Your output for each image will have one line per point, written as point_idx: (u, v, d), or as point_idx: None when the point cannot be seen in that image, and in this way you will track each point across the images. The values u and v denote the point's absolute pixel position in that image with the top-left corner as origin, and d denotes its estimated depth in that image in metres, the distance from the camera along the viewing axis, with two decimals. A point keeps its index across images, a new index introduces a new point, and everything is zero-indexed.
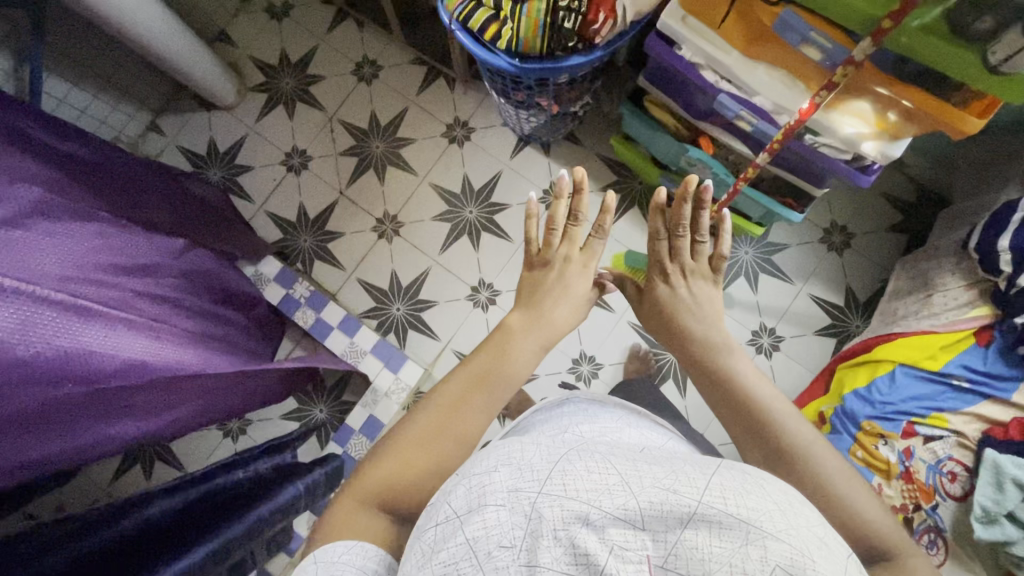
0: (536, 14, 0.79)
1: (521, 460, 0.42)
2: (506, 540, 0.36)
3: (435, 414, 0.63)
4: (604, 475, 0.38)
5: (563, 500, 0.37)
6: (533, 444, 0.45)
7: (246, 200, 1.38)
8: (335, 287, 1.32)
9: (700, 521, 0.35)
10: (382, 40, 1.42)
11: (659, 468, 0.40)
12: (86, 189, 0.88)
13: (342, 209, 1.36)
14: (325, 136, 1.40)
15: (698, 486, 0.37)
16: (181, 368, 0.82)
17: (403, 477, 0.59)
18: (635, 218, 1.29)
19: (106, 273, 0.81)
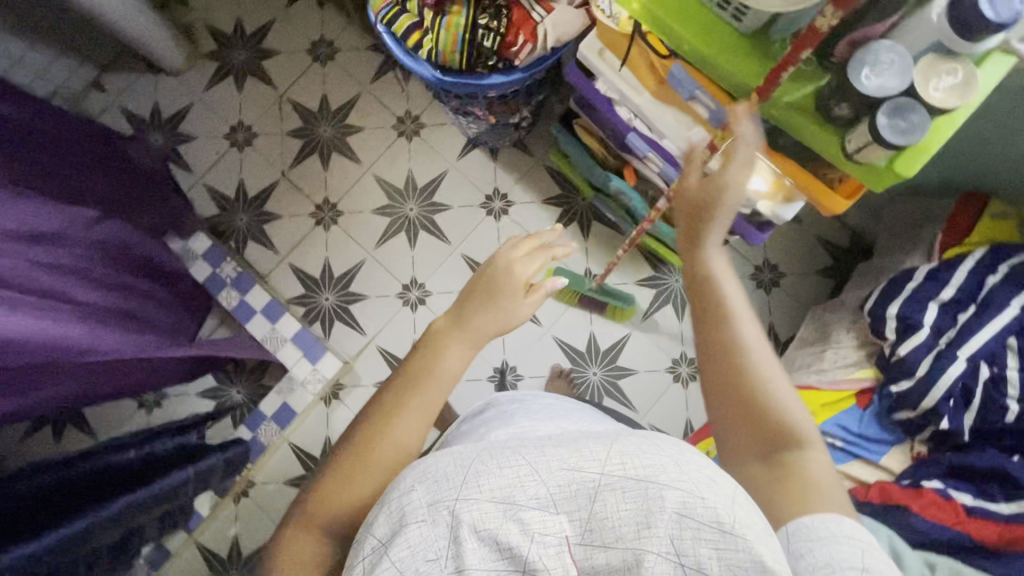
0: (457, 29, 0.77)
1: (435, 470, 0.42)
2: (431, 554, 0.37)
3: (370, 425, 0.56)
4: (514, 469, 0.41)
5: (484, 505, 0.39)
6: (447, 450, 0.46)
7: (186, 170, 1.35)
8: (267, 269, 1.31)
9: (609, 491, 0.39)
10: (342, 22, 1.38)
11: (567, 449, 0.42)
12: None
13: (283, 191, 1.34)
14: (273, 115, 1.36)
15: (603, 461, 0.40)
16: (55, 344, 0.79)
17: (345, 499, 0.52)
18: (572, 233, 1.29)
19: None
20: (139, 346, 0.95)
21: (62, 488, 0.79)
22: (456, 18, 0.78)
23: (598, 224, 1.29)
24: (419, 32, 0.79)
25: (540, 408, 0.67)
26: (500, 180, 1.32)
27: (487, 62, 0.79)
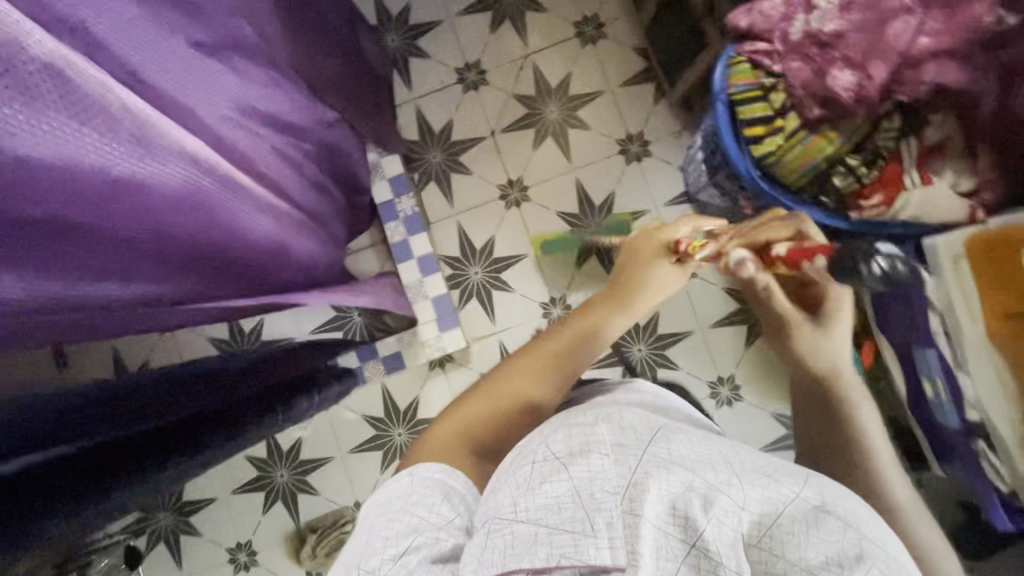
0: (816, 153, 0.72)
1: (623, 423, 0.47)
2: (608, 487, 0.41)
3: (527, 371, 0.65)
4: (708, 453, 0.43)
5: (675, 462, 0.41)
6: (629, 414, 0.50)
7: (406, 84, 1.30)
8: (435, 218, 1.29)
9: (799, 507, 0.39)
10: (621, 10, 1.27)
11: (759, 460, 0.43)
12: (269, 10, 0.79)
13: (484, 150, 1.29)
14: (511, 71, 1.29)
15: (801, 487, 0.40)
16: (273, 257, 0.75)
17: (473, 424, 0.60)
18: (738, 333, 1.24)
19: (256, 121, 0.76)
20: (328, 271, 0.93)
21: (162, 428, 0.63)
22: (823, 144, 0.71)
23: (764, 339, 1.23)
24: (756, 108, 0.74)
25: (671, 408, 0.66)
26: None
27: (802, 175, 0.74)
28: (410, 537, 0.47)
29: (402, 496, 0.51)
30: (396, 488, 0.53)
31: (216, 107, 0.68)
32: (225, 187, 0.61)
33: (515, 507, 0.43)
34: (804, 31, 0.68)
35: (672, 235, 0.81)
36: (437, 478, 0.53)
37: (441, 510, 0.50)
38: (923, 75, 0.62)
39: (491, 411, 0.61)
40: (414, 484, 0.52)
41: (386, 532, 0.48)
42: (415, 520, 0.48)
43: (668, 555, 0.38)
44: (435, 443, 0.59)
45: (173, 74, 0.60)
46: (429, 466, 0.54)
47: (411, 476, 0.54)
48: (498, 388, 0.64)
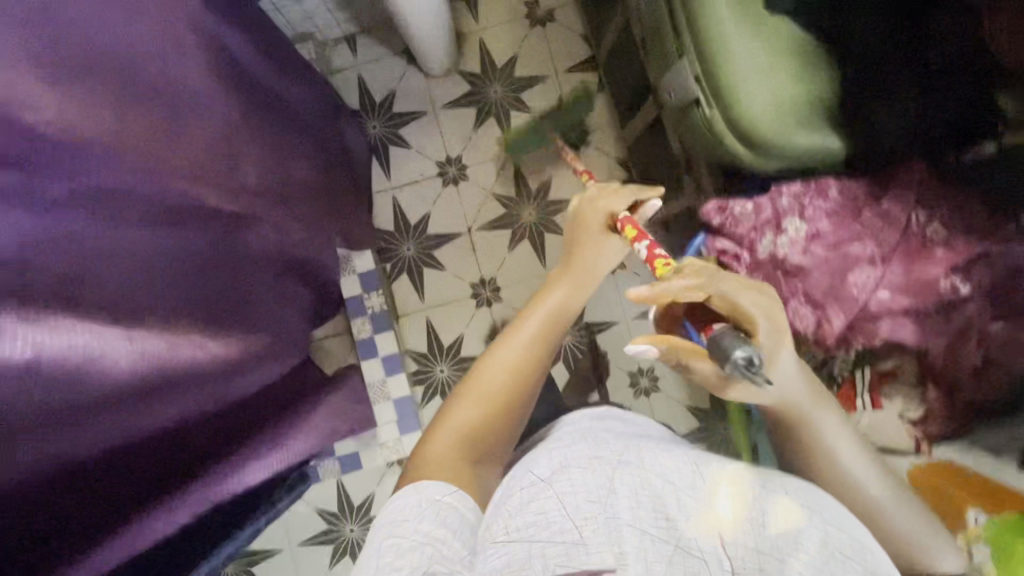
0: None
1: (599, 441, 0.54)
2: (590, 497, 0.46)
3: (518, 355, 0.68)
4: (681, 471, 0.49)
5: (649, 488, 0.47)
6: (603, 432, 0.57)
7: (384, 174, 1.28)
8: (404, 311, 1.27)
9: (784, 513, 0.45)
10: (608, 115, 1.25)
11: (739, 477, 0.49)
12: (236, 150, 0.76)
13: (459, 246, 1.27)
14: (491, 168, 1.27)
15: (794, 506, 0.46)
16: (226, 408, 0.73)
17: (464, 427, 0.62)
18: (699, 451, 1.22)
19: (210, 272, 0.73)
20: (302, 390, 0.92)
21: None
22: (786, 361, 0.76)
23: None
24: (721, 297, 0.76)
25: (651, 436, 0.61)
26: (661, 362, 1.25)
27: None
28: (427, 569, 0.46)
29: (412, 520, 0.51)
30: (404, 510, 0.52)
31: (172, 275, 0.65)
32: (141, 384, 0.56)
33: (518, 526, 0.46)
34: (772, 252, 0.72)
35: (611, 211, 0.83)
36: (445, 501, 0.53)
37: (452, 542, 0.49)
38: (878, 328, 0.66)
39: (482, 417, 0.63)
40: (424, 506, 0.52)
41: (397, 562, 0.47)
42: (427, 547, 0.48)
43: (659, 555, 0.43)
44: (429, 461, 0.58)
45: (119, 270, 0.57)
46: (435, 484, 0.54)
47: (416, 493, 0.54)
48: (480, 385, 0.66)
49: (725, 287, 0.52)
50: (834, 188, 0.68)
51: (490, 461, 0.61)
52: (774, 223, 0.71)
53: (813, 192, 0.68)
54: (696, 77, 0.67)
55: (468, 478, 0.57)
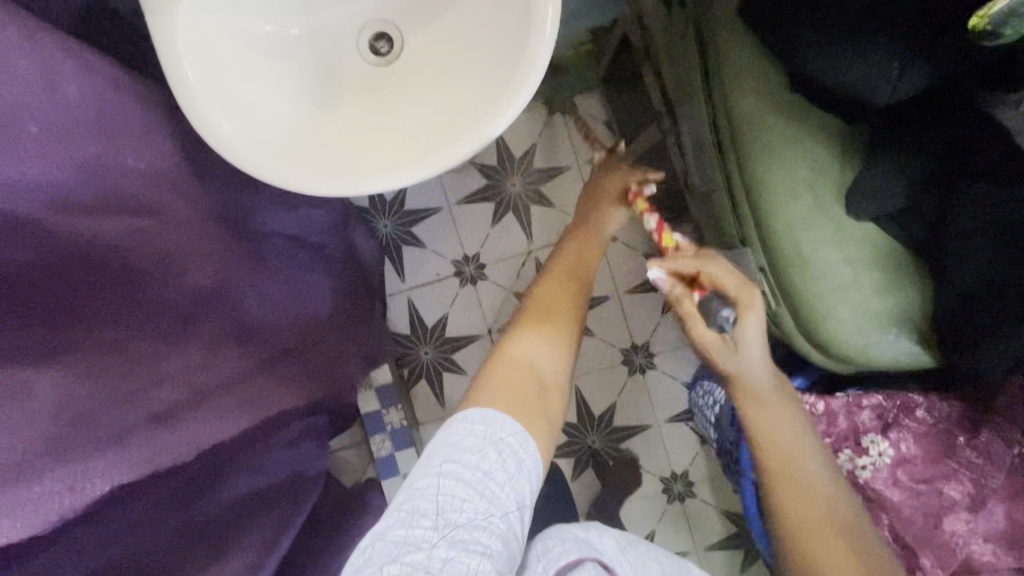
0: None
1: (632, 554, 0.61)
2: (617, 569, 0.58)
3: (561, 298, 0.71)
4: (654, 561, 0.62)
5: (640, 564, 0.60)
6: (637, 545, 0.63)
7: (399, 274, 1.21)
8: (424, 417, 1.21)
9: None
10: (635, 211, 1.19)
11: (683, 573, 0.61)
12: (234, 338, 0.72)
13: (480, 348, 1.21)
14: (512, 266, 1.21)
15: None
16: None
17: (525, 362, 0.64)
18: (733, 557, 1.18)
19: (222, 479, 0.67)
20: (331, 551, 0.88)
21: None
22: None
23: (759, 563, 1.18)
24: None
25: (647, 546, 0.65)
26: (695, 467, 1.20)
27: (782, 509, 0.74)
28: (483, 515, 0.51)
29: (478, 456, 0.54)
30: (469, 442, 0.55)
31: (155, 536, 0.58)
32: None
33: (575, 546, 0.56)
34: (850, 471, 0.81)
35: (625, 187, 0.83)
36: (507, 442, 0.56)
37: (504, 493, 0.54)
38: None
39: (548, 343, 0.66)
40: (487, 442, 0.55)
41: (462, 494, 0.51)
42: (486, 491, 0.52)
43: None
44: (491, 390, 0.60)
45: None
46: (500, 418, 0.57)
47: (481, 422, 0.56)
48: (541, 319, 0.68)
49: (709, 267, 0.63)
50: (920, 409, 0.81)
51: (556, 391, 0.64)
52: (854, 439, 0.81)
53: (900, 409, 0.81)
54: (761, 267, 0.64)
55: (536, 410, 0.60)
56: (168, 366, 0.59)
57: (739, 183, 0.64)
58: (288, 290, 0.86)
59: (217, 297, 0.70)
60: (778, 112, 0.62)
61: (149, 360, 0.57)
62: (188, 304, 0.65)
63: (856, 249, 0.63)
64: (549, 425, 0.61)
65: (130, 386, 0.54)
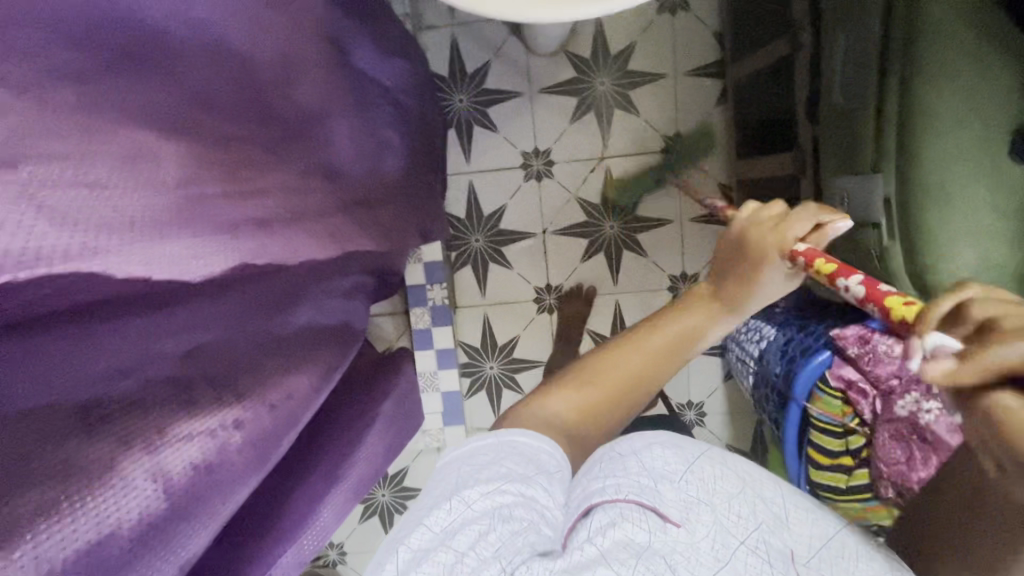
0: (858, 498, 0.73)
1: (701, 472, 0.54)
2: (670, 489, 0.52)
3: (644, 357, 0.63)
4: (731, 472, 0.56)
5: (709, 480, 0.54)
6: (711, 458, 0.57)
7: (464, 155, 1.18)
8: (463, 302, 1.23)
9: (801, 512, 0.54)
10: (721, 136, 1.13)
11: (770, 486, 0.55)
12: (323, 170, 0.70)
13: (531, 246, 1.21)
14: (580, 170, 1.17)
15: (824, 525, 0.53)
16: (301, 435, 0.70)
17: (560, 407, 0.61)
18: None
19: (295, 303, 0.68)
20: (372, 396, 0.92)
21: None
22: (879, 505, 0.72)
23: None
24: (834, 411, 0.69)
25: (724, 461, 0.57)
26: (712, 399, 1.24)
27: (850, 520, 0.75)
28: (495, 484, 0.50)
29: (486, 453, 0.54)
30: (478, 448, 0.56)
31: (252, 330, 0.57)
32: (271, 432, 0.56)
33: (614, 486, 0.51)
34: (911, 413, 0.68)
35: (785, 240, 0.59)
36: (510, 441, 0.56)
37: (518, 464, 0.53)
38: None
39: (589, 404, 0.61)
40: (495, 446, 0.55)
41: (472, 477, 0.52)
42: (496, 469, 0.52)
43: (723, 543, 0.48)
44: (523, 417, 0.60)
45: (186, 350, 0.48)
46: (514, 431, 0.57)
47: (491, 436, 0.57)
48: (597, 375, 0.62)
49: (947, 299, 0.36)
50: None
51: (582, 439, 0.61)
52: None
53: None
54: (886, 200, 0.58)
55: (559, 432, 0.59)
56: (272, 175, 0.58)
57: (891, 100, 0.56)
58: (367, 137, 0.82)
59: (312, 122, 0.68)
60: (971, 23, 0.54)
61: (257, 167, 0.56)
62: (289, 120, 0.63)
63: (1006, 197, 0.55)
64: (575, 441, 0.60)
65: (245, 184, 0.53)
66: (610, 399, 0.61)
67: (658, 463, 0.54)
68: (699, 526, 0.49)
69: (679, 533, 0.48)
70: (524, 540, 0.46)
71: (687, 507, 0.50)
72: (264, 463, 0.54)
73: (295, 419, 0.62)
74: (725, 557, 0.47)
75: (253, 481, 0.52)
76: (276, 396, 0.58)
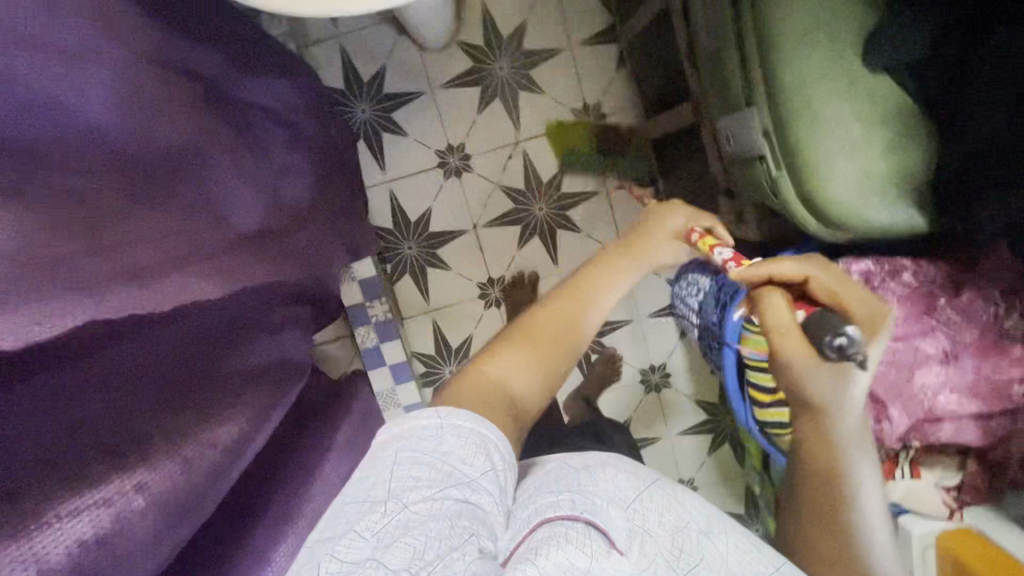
0: None
1: (657, 500, 0.55)
2: (618, 512, 0.52)
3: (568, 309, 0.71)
4: (685, 500, 0.56)
5: (664, 506, 0.54)
6: (660, 485, 0.58)
7: (379, 165, 1.15)
8: (409, 312, 1.21)
9: (736, 534, 0.54)
10: (629, 100, 1.13)
11: (705, 512, 0.56)
12: (210, 207, 0.66)
13: (465, 243, 1.19)
14: (498, 159, 1.16)
15: (758, 562, 0.52)
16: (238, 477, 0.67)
17: (504, 376, 0.62)
18: (702, 441, 1.27)
19: (212, 351, 0.65)
20: (323, 425, 0.89)
21: None
22: None
23: (725, 447, 1.28)
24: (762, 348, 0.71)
25: (685, 494, 0.58)
26: (673, 359, 1.24)
27: None
28: (440, 489, 0.48)
29: (432, 439, 0.51)
30: (426, 427, 0.53)
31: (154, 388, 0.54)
32: (191, 485, 0.54)
33: (569, 500, 0.52)
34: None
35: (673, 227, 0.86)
36: (467, 427, 0.53)
37: (470, 464, 0.50)
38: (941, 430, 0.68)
39: (527, 364, 0.64)
40: (443, 429, 0.52)
41: (414, 473, 0.48)
42: (444, 466, 0.49)
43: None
44: (456, 393, 0.59)
45: (71, 424, 0.45)
46: (459, 409, 0.55)
47: (438, 416, 0.54)
48: (532, 336, 0.67)
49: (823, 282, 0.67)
50: (908, 272, 0.70)
51: (525, 412, 0.61)
52: None
53: (887, 273, 0.71)
54: (764, 131, 0.58)
55: (500, 410, 0.58)
56: (141, 220, 0.55)
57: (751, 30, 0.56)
58: (262, 165, 0.79)
59: (185, 160, 0.64)
60: None
61: (118, 216, 0.52)
62: (154, 162, 0.60)
63: (870, 106, 0.55)
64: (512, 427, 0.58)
65: (105, 237, 0.49)
66: (551, 356, 0.65)
67: (607, 482, 0.55)
68: (643, 559, 0.49)
69: (620, 560, 0.48)
70: (462, 557, 0.43)
71: (632, 534, 0.51)
72: (182, 524, 0.53)
73: (222, 469, 0.60)
74: None
75: (167, 550, 0.51)
76: (194, 447, 0.55)
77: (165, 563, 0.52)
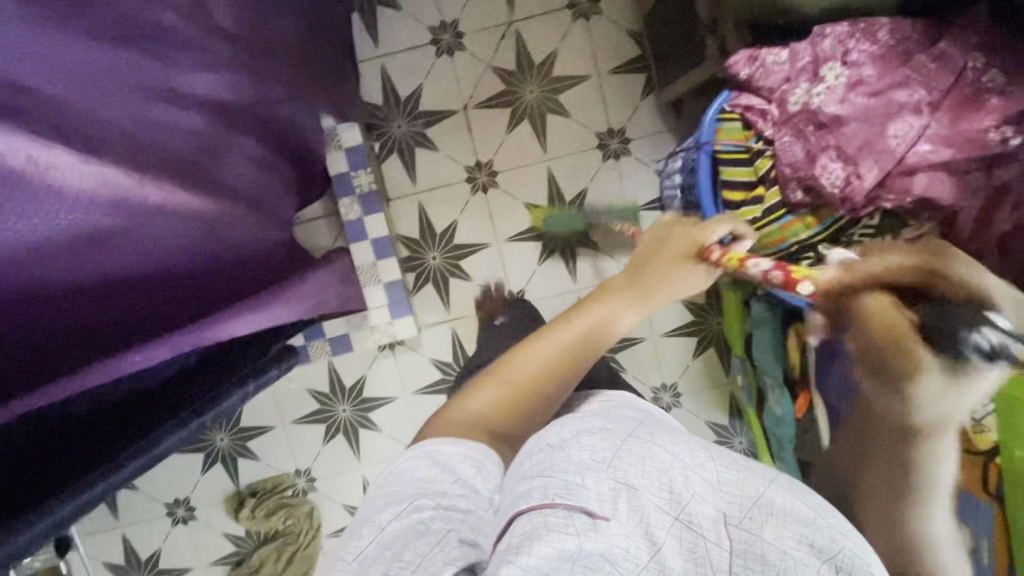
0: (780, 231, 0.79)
1: (640, 453, 0.48)
2: (596, 474, 0.46)
3: (563, 343, 0.62)
4: (665, 447, 0.49)
5: (645, 459, 0.47)
6: (642, 433, 0.51)
7: (373, 40, 1.16)
8: (394, 193, 1.21)
9: (730, 472, 0.48)
10: None
11: (699, 453, 0.50)
12: None
13: (454, 124, 1.18)
14: (490, 38, 1.16)
15: (751, 488, 0.47)
16: (230, 246, 0.68)
17: (481, 409, 0.58)
18: (688, 342, 1.25)
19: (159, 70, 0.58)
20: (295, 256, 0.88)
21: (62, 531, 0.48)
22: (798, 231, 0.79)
23: (711, 351, 1.25)
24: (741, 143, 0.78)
25: (668, 440, 0.51)
26: None
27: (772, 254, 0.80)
28: (412, 504, 0.47)
29: (406, 472, 0.51)
30: (402, 465, 0.52)
31: (112, 87, 0.52)
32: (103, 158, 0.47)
33: (541, 488, 0.45)
34: (803, 104, 0.75)
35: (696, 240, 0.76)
36: (440, 451, 0.52)
37: (439, 479, 0.50)
38: (913, 181, 0.69)
39: (507, 398, 0.59)
40: (417, 461, 0.52)
41: (391, 501, 0.48)
42: (418, 487, 0.48)
43: (666, 536, 0.43)
44: (438, 423, 0.58)
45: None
46: (435, 440, 0.54)
47: (416, 453, 0.53)
48: (510, 370, 0.61)
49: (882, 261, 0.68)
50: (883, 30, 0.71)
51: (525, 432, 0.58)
52: (812, 70, 0.75)
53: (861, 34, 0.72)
54: None
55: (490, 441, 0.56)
56: None
57: None
58: None
59: None
60: None
61: None
62: None
63: None
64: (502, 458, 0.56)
65: None
66: (538, 390, 0.59)
67: (586, 450, 0.48)
68: (629, 518, 0.43)
69: (610, 527, 0.42)
70: (442, 560, 0.42)
71: (616, 493, 0.45)
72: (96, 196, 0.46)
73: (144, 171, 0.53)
74: (660, 549, 0.42)
75: (97, 229, 0.46)
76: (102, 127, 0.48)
77: (96, 231, 0.46)
